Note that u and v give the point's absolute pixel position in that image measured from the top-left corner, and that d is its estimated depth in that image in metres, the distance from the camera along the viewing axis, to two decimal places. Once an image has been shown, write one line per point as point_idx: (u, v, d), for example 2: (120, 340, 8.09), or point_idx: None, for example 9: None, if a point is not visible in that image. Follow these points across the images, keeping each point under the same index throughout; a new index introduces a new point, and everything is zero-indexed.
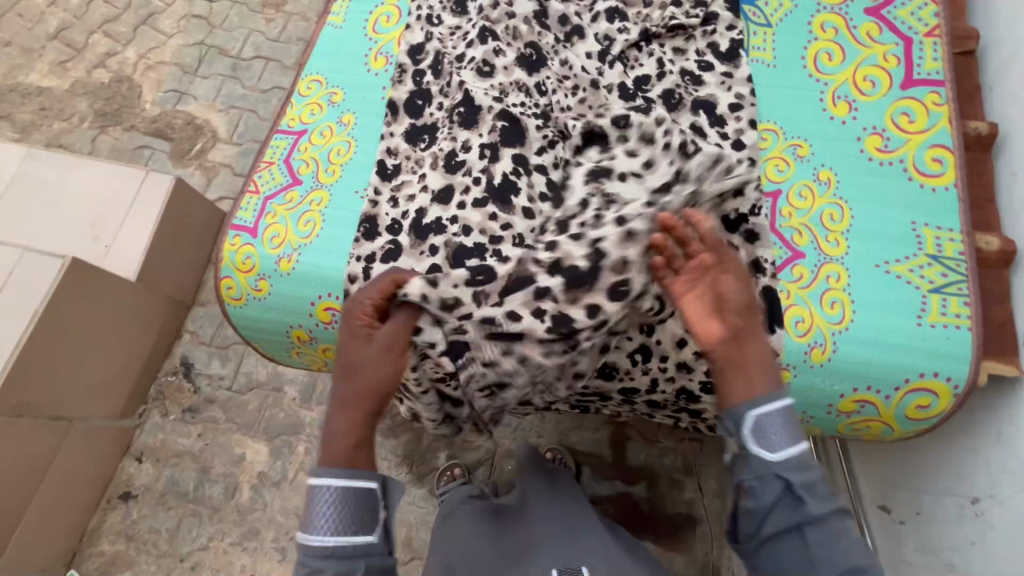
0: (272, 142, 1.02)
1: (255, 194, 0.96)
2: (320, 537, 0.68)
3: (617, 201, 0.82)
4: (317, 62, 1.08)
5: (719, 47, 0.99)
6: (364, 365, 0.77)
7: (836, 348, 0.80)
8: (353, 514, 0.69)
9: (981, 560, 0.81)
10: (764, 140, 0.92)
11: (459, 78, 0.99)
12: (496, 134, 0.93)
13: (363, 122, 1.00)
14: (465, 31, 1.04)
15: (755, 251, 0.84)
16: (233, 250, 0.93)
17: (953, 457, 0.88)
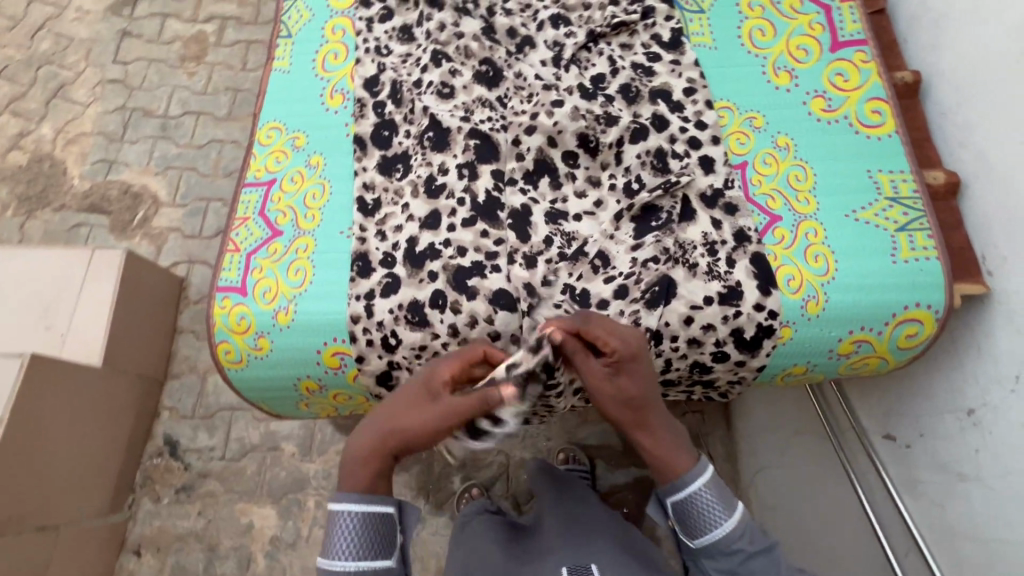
0: (241, 198, 1.00)
1: (236, 252, 0.94)
2: (340, 562, 0.72)
3: (576, 239, 0.91)
4: (271, 109, 1.06)
5: (662, 38, 1.04)
6: (405, 409, 0.76)
7: (828, 298, 0.85)
8: (373, 539, 0.74)
9: (987, 465, 0.88)
10: (722, 118, 0.98)
11: (423, 103, 1.00)
12: (471, 153, 0.95)
13: (333, 161, 0.99)
14: (417, 57, 1.06)
15: (737, 222, 0.89)
16: (225, 313, 0.90)
17: (944, 376, 0.96)
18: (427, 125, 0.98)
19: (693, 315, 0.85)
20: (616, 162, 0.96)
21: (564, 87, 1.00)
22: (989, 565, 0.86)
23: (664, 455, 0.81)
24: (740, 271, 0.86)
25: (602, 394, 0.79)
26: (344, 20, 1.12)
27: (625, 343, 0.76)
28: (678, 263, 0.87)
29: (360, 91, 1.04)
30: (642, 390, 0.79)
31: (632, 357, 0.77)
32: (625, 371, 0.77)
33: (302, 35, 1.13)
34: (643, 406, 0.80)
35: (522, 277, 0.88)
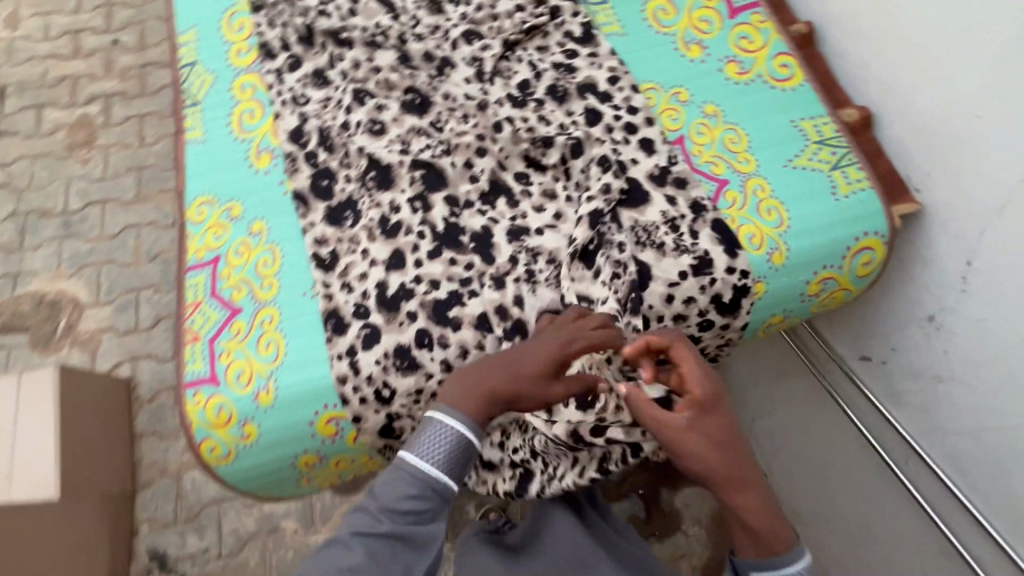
0: (187, 283, 0.93)
1: (197, 341, 0.88)
2: (413, 466, 0.69)
3: (543, 253, 0.90)
4: (196, 183, 1.00)
5: (574, 34, 1.07)
6: (533, 358, 0.76)
7: (789, 247, 0.90)
8: (452, 466, 0.70)
9: (958, 362, 0.95)
10: (650, 99, 1.01)
11: (358, 145, 0.98)
12: (419, 184, 0.93)
13: (276, 223, 0.95)
14: (338, 99, 1.03)
15: (690, 195, 0.92)
16: (200, 408, 0.84)
17: (900, 292, 1.03)
18: (367, 166, 0.96)
19: (673, 293, 0.87)
20: (563, 163, 0.97)
21: (492, 101, 1.01)
22: (982, 451, 0.94)
23: (770, 523, 0.68)
24: (704, 241, 0.89)
25: (688, 443, 0.68)
26: (251, 76, 1.08)
27: (705, 380, 0.70)
28: (646, 246, 0.89)
29: (287, 145, 1.00)
30: (731, 437, 0.69)
31: (711, 395, 0.70)
32: (706, 412, 0.69)
33: (210, 99, 1.07)
34: (736, 458, 0.69)
35: (500, 297, 0.87)
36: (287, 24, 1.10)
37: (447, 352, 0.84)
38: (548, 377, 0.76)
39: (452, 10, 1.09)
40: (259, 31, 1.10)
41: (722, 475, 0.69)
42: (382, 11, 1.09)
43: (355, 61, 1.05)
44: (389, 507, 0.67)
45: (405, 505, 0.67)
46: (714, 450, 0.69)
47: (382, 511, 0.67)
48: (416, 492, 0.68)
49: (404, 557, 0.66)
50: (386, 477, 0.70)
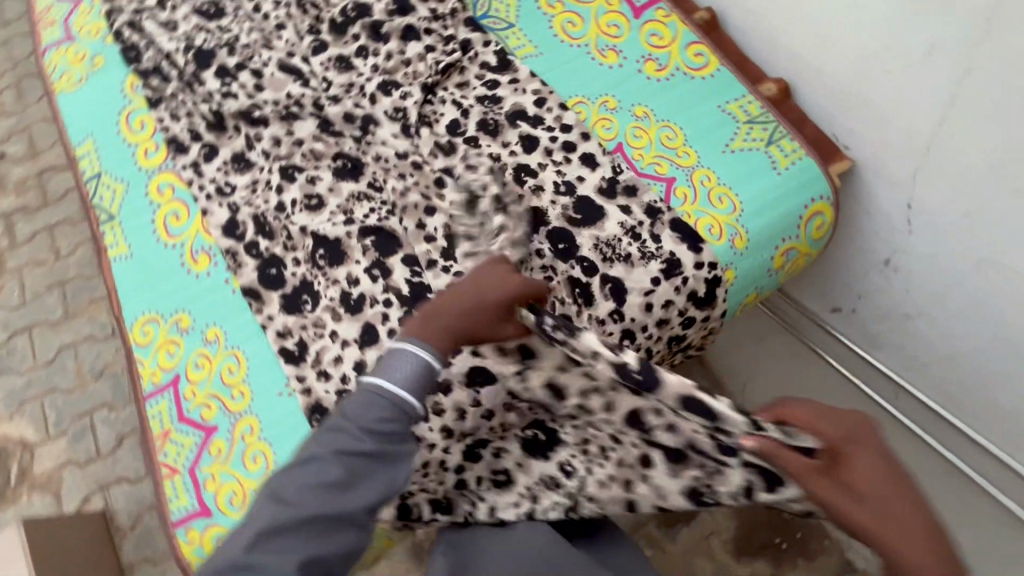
0: (150, 413, 0.87)
1: (176, 474, 0.81)
2: (390, 388, 0.65)
3: None
4: (134, 303, 0.93)
5: (490, 64, 1.06)
6: (491, 292, 0.72)
7: (747, 229, 0.91)
8: (424, 389, 0.67)
9: (921, 299, 1.00)
10: (580, 113, 1.01)
11: (299, 225, 0.93)
12: (372, 252, 0.90)
13: (232, 326, 0.89)
14: (265, 180, 0.98)
15: (642, 200, 0.92)
16: (197, 545, 0.76)
17: (853, 243, 1.08)
18: (314, 244, 0.92)
19: (651, 300, 0.87)
20: (511, 196, 0.95)
21: (426, 150, 0.99)
22: (960, 376, 0.99)
23: None
24: (667, 242, 0.89)
25: (819, 498, 0.53)
26: (167, 174, 1.01)
27: (827, 417, 0.56)
28: (614, 261, 0.89)
29: (223, 240, 0.94)
30: (882, 495, 0.52)
31: (841, 436, 0.55)
32: (841, 458, 0.54)
33: (127, 208, 1.00)
34: (893, 522, 0.51)
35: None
36: (195, 115, 1.04)
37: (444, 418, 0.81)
38: (502, 317, 0.72)
39: (362, 65, 1.06)
40: (164, 126, 1.04)
41: (877, 543, 0.51)
42: (291, 81, 1.05)
43: (274, 137, 1.01)
44: (362, 428, 0.64)
45: (377, 426, 0.64)
46: (858, 509, 0.52)
47: (355, 430, 0.64)
48: (390, 414, 0.65)
49: (373, 478, 0.63)
50: (358, 397, 0.66)
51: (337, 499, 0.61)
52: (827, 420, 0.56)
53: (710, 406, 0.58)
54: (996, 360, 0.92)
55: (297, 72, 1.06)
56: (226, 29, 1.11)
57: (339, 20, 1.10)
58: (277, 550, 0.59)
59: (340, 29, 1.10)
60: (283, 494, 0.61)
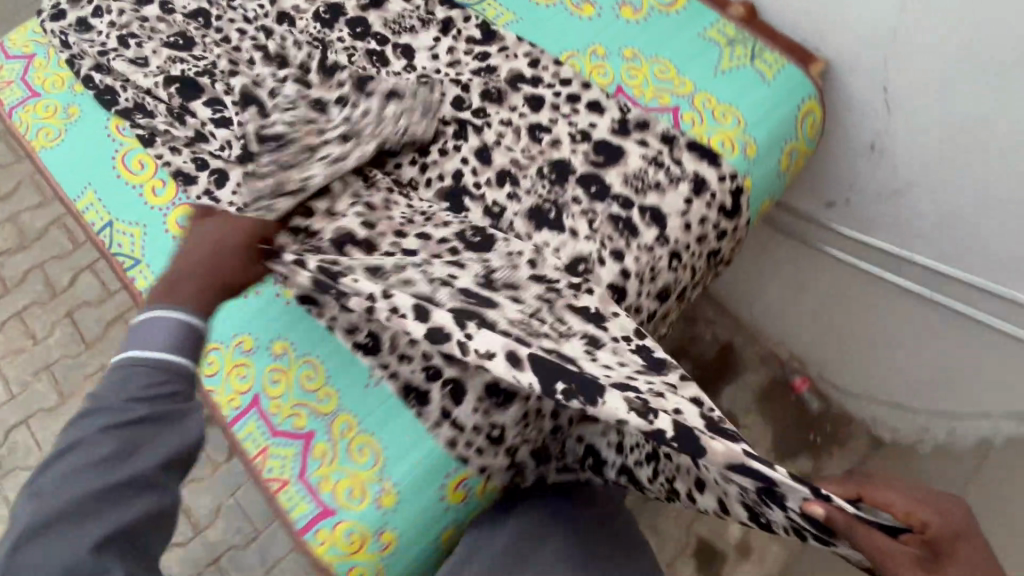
0: (237, 437, 0.86)
1: (286, 485, 0.81)
2: (149, 355, 0.65)
3: (562, 243, 0.91)
4: None
5: (475, 36, 1.08)
6: (221, 240, 0.79)
7: (754, 138, 0.99)
8: (192, 348, 0.68)
9: (909, 171, 1.11)
10: (575, 66, 1.05)
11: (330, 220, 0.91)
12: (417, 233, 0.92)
13: (298, 334, 0.89)
14: None
15: (656, 130, 0.98)
16: (330, 543, 0.78)
17: (839, 136, 1.18)
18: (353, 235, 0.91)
19: (687, 219, 0.93)
20: (531, 154, 0.99)
21: (438, 131, 1.03)
22: (956, 232, 1.10)
23: None
24: (689, 163, 0.95)
25: None
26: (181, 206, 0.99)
27: (937, 512, 0.57)
28: (645, 190, 0.94)
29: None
30: None
31: (948, 533, 0.56)
32: (944, 554, 0.55)
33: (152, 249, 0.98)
34: None
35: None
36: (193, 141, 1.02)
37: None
38: (250, 260, 0.80)
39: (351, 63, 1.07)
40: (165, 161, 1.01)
41: None
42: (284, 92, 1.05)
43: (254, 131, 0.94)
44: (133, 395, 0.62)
45: (151, 388, 0.63)
46: None
47: (120, 403, 0.61)
48: (162, 377, 0.64)
49: (161, 435, 0.62)
50: (118, 376, 0.63)
51: (126, 463, 0.59)
52: (939, 517, 0.57)
53: (767, 473, 0.56)
54: (983, 208, 1.04)
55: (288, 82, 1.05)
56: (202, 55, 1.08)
57: (317, 25, 1.10)
58: (68, 537, 0.55)
59: (320, 33, 1.10)
60: (46, 491, 0.57)
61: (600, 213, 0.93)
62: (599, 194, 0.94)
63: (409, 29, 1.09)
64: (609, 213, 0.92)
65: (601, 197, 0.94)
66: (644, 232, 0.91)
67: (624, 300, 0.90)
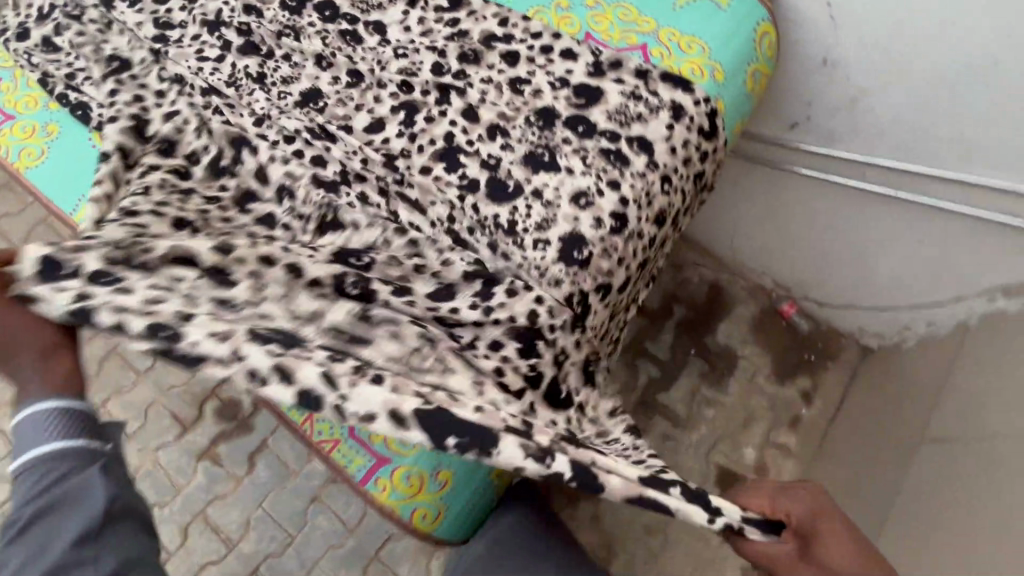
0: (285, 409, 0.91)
1: (339, 443, 0.86)
2: (32, 453, 0.64)
3: (560, 181, 0.95)
4: None
5: (443, 4, 1.11)
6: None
7: (719, 63, 1.05)
8: (54, 420, 0.65)
9: (861, 78, 1.21)
10: (543, 19, 1.10)
11: (341, 195, 0.97)
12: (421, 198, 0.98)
13: None
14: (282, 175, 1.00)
15: (629, 67, 1.03)
16: (391, 489, 0.83)
17: (793, 58, 1.27)
18: (362, 215, 0.96)
19: (671, 144, 0.99)
20: (516, 106, 1.02)
21: (421, 95, 1.04)
22: (912, 128, 1.21)
23: None
24: (665, 93, 1.01)
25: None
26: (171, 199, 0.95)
27: (794, 501, 0.71)
28: (629, 123, 0.99)
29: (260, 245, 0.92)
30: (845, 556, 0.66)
31: (804, 511, 0.70)
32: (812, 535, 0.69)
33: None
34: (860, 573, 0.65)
35: (559, 231, 0.92)
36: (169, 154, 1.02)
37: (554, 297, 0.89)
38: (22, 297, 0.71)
39: (327, 44, 1.09)
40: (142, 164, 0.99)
41: None
42: (265, 82, 1.06)
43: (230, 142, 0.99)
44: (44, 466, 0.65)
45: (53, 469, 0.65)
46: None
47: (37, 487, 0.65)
48: (51, 464, 0.63)
49: (62, 524, 0.62)
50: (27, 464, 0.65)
51: (42, 561, 0.60)
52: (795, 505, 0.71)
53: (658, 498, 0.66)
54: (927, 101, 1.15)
55: (267, 72, 1.07)
56: (178, 57, 1.09)
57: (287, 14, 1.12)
58: None
59: (290, 21, 1.11)
60: None
61: (591, 150, 0.97)
62: (586, 133, 0.99)
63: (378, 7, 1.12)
64: (599, 149, 0.97)
65: (589, 135, 0.99)
66: (635, 161, 0.97)
67: (628, 224, 0.95)
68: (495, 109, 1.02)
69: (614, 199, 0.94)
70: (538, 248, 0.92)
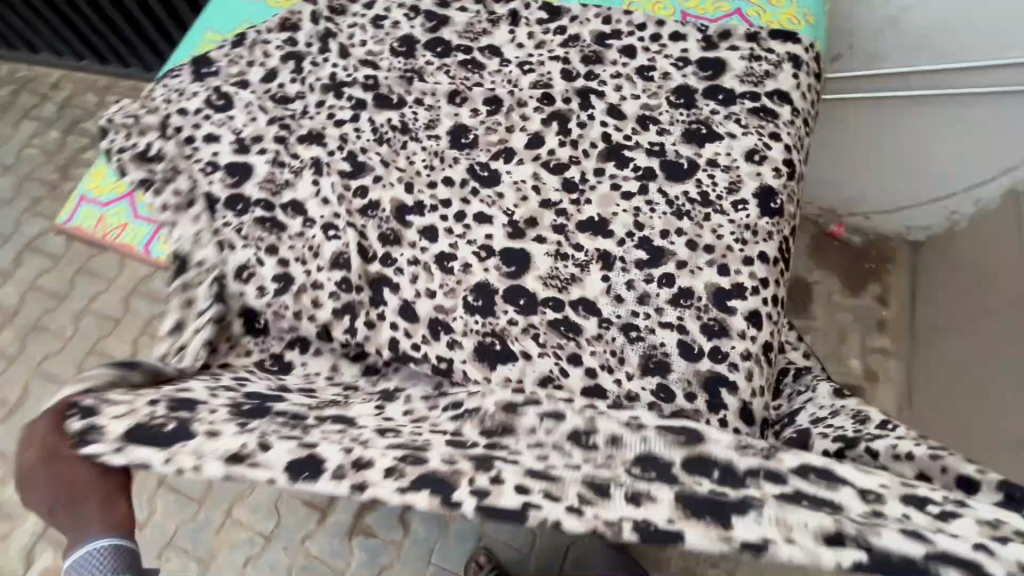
0: None
1: None
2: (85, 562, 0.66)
3: (728, 148, 1.03)
4: None
5: (543, 18, 1.17)
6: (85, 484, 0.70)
7: (807, 9, 1.17)
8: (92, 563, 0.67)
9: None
10: (640, 9, 1.17)
11: (500, 317, 0.93)
12: (607, 196, 1.01)
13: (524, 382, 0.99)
14: (464, 216, 1.01)
15: (740, 33, 1.13)
16: None
17: None
18: (531, 344, 0.91)
19: (801, 88, 1.09)
20: (653, 91, 1.10)
21: (564, 104, 1.09)
22: (945, 26, 1.42)
23: None
24: (779, 47, 1.11)
25: None
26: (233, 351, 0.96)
27: None
28: (762, 80, 1.09)
29: (454, 370, 0.91)
30: None
31: None
32: None
33: (371, 322, 0.95)
34: None
35: (749, 188, 1.00)
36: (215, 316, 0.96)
37: (769, 248, 0.96)
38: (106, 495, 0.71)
39: (454, 79, 1.12)
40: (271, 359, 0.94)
41: None
42: (409, 129, 1.08)
43: (384, 259, 0.98)
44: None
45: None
46: None
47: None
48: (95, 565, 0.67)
49: None
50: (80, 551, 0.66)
51: None
52: None
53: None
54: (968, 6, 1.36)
55: (408, 120, 1.08)
56: (313, 127, 1.08)
57: (402, 61, 1.14)
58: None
59: (409, 66, 1.13)
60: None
61: (742, 112, 1.06)
62: (729, 99, 1.07)
63: (484, 33, 1.16)
64: (746, 110, 1.06)
65: (733, 101, 1.07)
66: (781, 112, 1.06)
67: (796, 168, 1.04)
68: (636, 99, 1.09)
69: (779, 150, 1.03)
70: (738, 209, 0.98)
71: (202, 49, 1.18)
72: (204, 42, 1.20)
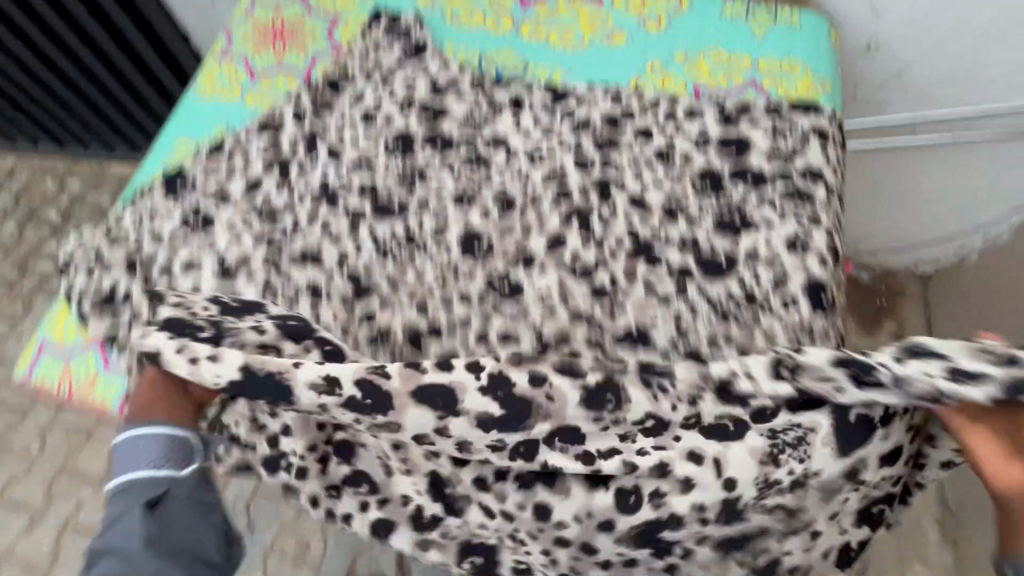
0: None
1: None
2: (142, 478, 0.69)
3: (765, 238, 0.95)
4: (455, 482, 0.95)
5: (548, 103, 1.09)
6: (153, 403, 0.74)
7: (824, 76, 1.11)
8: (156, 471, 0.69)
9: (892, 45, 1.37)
10: (651, 88, 1.10)
11: None
12: (643, 301, 0.92)
13: None
14: (486, 338, 0.90)
15: (758, 108, 1.06)
16: None
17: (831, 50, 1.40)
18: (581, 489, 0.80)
19: (832, 163, 1.02)
20: (676, 176, 1.02)
21: (582, 197, 1.01)
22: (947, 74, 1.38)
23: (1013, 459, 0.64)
24: (802, 119, 1.05)
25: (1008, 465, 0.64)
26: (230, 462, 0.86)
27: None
28: (790, 158, 1.01)
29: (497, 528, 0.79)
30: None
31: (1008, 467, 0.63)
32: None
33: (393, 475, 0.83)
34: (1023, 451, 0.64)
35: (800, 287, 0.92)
36: None
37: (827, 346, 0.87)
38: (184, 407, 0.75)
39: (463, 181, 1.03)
40: None
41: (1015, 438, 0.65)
42: (415, 237, 0.98)
43: None
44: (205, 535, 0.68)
45: (168, 461, 0.70)
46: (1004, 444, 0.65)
47: (139, 542, 0.64)
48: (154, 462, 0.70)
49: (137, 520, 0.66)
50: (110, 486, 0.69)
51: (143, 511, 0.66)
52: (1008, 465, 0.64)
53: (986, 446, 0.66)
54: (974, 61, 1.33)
55: (413, 230, 0.98)
56: (307, 245, 0.97)
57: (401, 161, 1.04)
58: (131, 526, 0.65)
59: (409, 167, 1.03)
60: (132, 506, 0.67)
61: (775, 195, 0.98)
62: (759, 181, 1.00)
63: (487, 121, 1.08)
64: (779, 193, 0.98)
65: (763, 183, 0.99)
66: (817, 191, 0.98)
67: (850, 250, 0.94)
68: (659, 187, 1.01)
69: (821, 236, 0.95)
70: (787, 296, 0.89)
71: (172, 163, 1.05)
72: (174, 153, 1.07)
